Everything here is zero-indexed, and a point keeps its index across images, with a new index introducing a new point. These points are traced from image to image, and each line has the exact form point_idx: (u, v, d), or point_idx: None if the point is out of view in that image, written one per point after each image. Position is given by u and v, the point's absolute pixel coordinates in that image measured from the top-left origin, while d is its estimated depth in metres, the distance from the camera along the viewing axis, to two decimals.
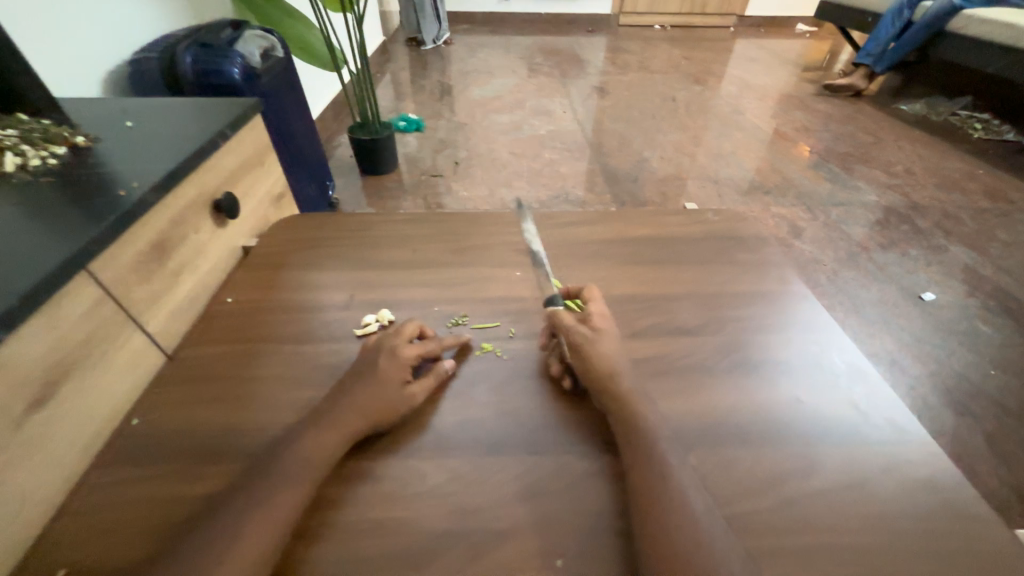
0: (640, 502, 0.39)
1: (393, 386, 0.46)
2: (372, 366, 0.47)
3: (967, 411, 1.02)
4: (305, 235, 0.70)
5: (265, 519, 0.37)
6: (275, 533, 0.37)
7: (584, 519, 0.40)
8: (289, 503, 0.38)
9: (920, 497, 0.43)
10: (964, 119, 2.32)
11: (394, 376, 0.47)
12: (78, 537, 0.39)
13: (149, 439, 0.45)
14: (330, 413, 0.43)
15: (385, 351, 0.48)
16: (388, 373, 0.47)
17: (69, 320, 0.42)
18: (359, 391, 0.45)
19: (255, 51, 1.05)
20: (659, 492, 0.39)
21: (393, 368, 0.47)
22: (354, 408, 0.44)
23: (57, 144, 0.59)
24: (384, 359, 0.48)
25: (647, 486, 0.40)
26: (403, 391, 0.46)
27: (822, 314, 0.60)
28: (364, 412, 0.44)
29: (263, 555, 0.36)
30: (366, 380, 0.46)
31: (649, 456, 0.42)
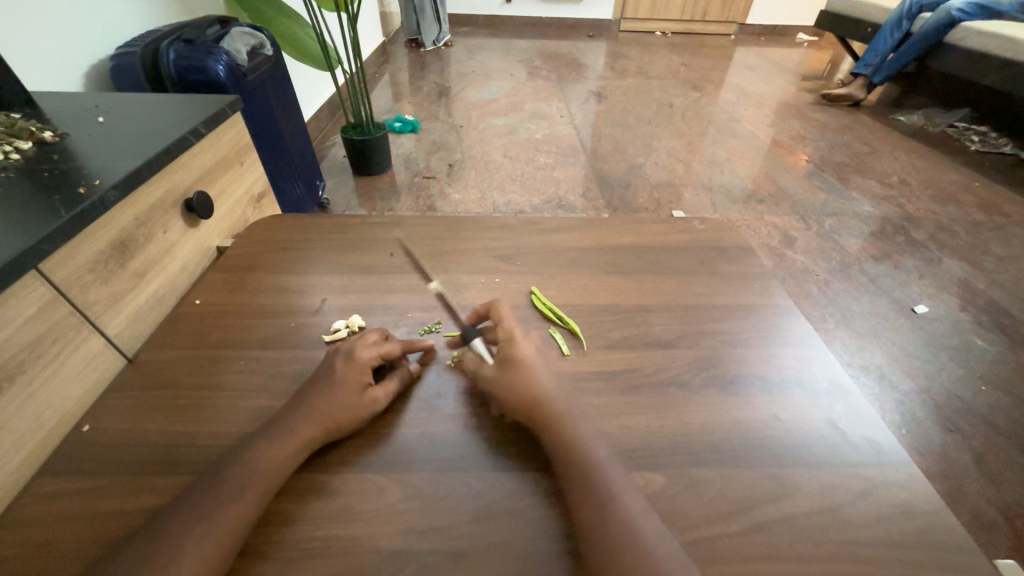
0: (598, 526, 0.38)
1: (350, 389, 0.45)
2: (329, 369, 0.47)
3: (955, 428, 1.01)
4: (281, 236, 0.69)
5: (210, 532, 0.36)
6: (217, 549, 0.36)
7: (542, 541, 0.39)
8: (235, 517, 0.37)
9: (895, 523, 0.41)
10: (961, 131, 2.32)
11: (352, 379, 0.46)
12: (13, 550, 0.37)
13: (99, 448, 0.43)
14: (283, 418, 0.43)
15: (343, 353, 0.48)
16: (345, 374, 0.46)
17: (14, 323, 0.41)
18: (316, 394, 0.45)
19: (242, 49, 1.04)
20: (619, 514, 0.38)
21: (350, 371, 0.47)
22: (308, 414, 0.43)
23: (22, 139, 0.57)
24: (341, 361, 0.47)
25: (607, 507, 0.38)
26: (360, 395, 0.45)
27: (804, 327, 0.58)
28: (320, 417, 0.43)
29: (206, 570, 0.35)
30: (323, 383, 0.46)
31: (609, 476, 0.40)
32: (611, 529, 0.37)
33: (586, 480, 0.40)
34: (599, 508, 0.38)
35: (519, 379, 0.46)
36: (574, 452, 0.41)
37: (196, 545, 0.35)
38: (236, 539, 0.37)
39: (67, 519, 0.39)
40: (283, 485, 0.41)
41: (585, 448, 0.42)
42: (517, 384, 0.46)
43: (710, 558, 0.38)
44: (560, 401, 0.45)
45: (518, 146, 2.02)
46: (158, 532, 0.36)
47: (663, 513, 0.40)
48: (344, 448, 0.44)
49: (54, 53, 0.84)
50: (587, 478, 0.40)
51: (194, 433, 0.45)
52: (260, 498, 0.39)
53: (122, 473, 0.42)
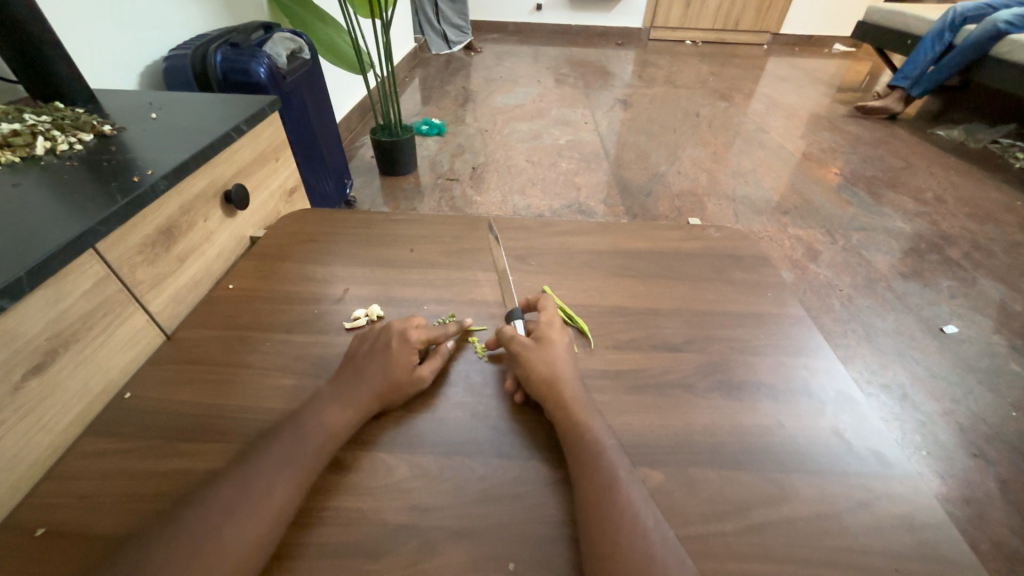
0: (592, 512, 0.39)
1: (404, 368, 0.49)
2: (385, 346, 0.50)
3: (980, 452, 0.97)
4: (310, 229, 0.72)
5: (257, 511, 0.38)
6: (259, 532, 0.37)
7: (539, 526, 0.40)
8: (272, 499, 0.39)
9: (896, 535, 0.41)
10: (1005, 147, 2.22)
11: (405, 358, 0.50)
12: (58, 500, 0.41)
13: (138, 414, 0.48)
14: (348, 388, 0.47)
15: (396, 332, 0.51)
16: (399, 353, 0.50)
17: (74, 295, 0.45)
18: (373, 369, 0.48)
19: (282, 52, 1.10)
20: (611, 504, 0.39)
21: (403, 350, 0.50)
22: (370, 385, 0.47)
23: (85, 131, 0.63)
24: (396, 341, 0.51)
25: (601, 497, 0.40)
26: (413, 372, 0.49)
27: (816, 338, 0.58)
28: (379, 389, 0.47)
29: (247, 549, 0.36)
30: (379, 358, 0.49)
31: (609, 468, 0.42)
32: (604, 518, 0.38)
33: (586, 470, 0.41)
34: (594, 496, 0.40)
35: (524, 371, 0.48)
36: (576, 443, 0.43)
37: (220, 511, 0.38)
38: (281, 523, 0.38)
39: (107, 476, 0.43)
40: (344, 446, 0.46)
41: (585, 439, 0.43)
42: (561, 360, 0.50)
43: (702, 553, 0.39)
44: (564, 396, 0.47)
45: (541, 151, 2.04)
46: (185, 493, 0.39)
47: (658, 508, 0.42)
48: (356, 427, 0.47)
49: (116, 54, 0.91)
50: (585, 468, 0.42)
51: (222, 406, 0.48)
52: (297, 487, 0.40)
53: (157, 438, 0.45)
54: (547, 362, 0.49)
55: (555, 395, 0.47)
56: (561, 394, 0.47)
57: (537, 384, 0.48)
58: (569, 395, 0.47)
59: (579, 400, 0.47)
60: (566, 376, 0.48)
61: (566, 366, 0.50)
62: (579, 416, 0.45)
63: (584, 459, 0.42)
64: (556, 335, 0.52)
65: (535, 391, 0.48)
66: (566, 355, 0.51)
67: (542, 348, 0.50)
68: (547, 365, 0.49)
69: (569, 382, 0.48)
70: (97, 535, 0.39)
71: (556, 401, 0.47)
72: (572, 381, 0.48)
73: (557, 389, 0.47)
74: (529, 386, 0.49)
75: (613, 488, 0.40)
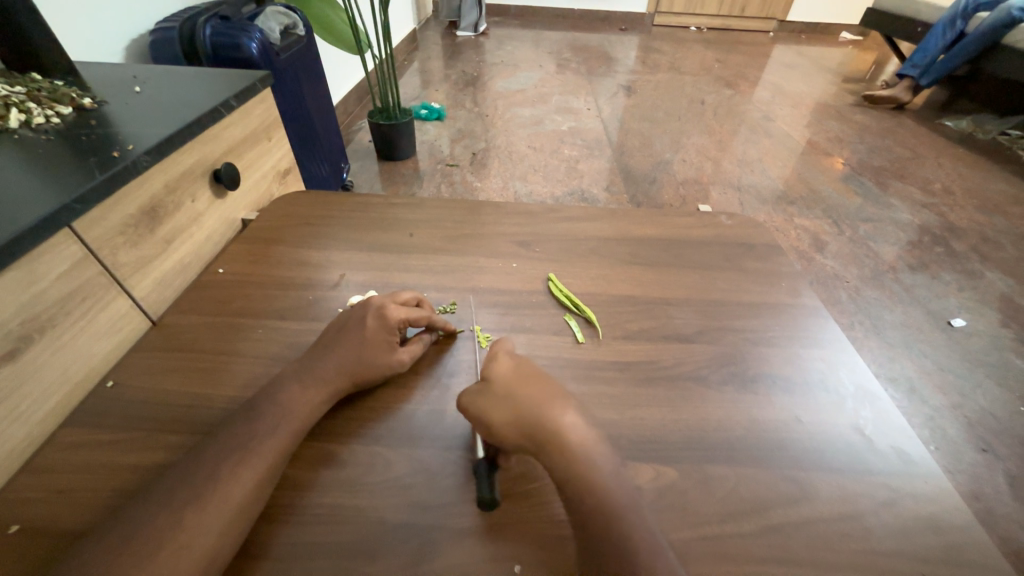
0: (602, 551, 0.35)
1: (379, 347, 0.47)
2: (361, 323, 0.48)
3: (989, 447, 0.96)
4: (305, 212, 0.69)
5: (223, 503, 0.36)
6: (241, 524, 0.36)
7: (548, 538, 0.37)
8: (235, 496, 0.36)
9: (920, 537, 0.39)
10: (1014, 139, 2.18)
11: (378, 338, 0.47)
12: (34, 495, 0.39)
13: (121, 404, 0.45)
14: (317, 364, 0.45)
15: (373, 309, 0.49)
16: (374, 332, 0.47)
17: (48, 277, 0.42)
18: (344, 347, 0.46)
19: (275, 27, 1.06)
20: (618, 508, 0.36)
21: (379, 329, 0.48)
22: (338, 365, 0.45)
23: (63, 104, 0.59)
24: (371, 319, 0.48)
25: (606, 499, 0.37)
26: (389, 353, 0.47)
27: (834, 330, 0.55)
28: (352, 368, 0.45)
29: (223, 543, 0.35)
30: (352, 337, 0.47)
31: (613, 468, 0.38)
32: (613, 556, 0.34)
33: (592, 497, 0.37)
34: (605, 510, 0.36)
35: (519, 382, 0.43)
36: (578, 475, 0.38)
37: (205, 518, 0.35)
38: (250, 518, 0.36)
39: (87, 470, 0.40)
40: (316, 429, 0.44)
41: (589, 468, 0.38)
42: (520, 388, 0.42)
43: (717, 555, 0.37)
44: (545, 426, 0.39)
45: (543, 137, 2.00)
46: (169, 491, 0.36)
47: (671, 507, 0.39)
48: (352, 419, 0.45)
49: (98, 25, 0.86)
50: (592, 497, 0.37)
51: (209, 397, 0.46)
52: None
53: (141, 430, 0.43)
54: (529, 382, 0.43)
55: (531, 432, 0.40)
56: (539, 427, 0.39)
57: (510, 427, 0.40)
58: (559, 424, 0.39)
59: (578, 414, 0.41)
60: (531, 411, 0.40)
61: (549, 386, 0.43)
62: (572, 444, 0.39)
63: (590, 487, 0.37)
64: (505, 363, 0.45)
65: (508, 438, 0.40)
66: (523, 380, 0.43)
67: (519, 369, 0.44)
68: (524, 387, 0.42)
69: (540, 412, 0.40)
70: (76, 533, 0.36)
71: (535, 437, 0.39)
72: (549, 409, 0.40)
73: (531, 421, 0.40)
74: (493, 436, 0.40)
75: (623, 519, 0.36)
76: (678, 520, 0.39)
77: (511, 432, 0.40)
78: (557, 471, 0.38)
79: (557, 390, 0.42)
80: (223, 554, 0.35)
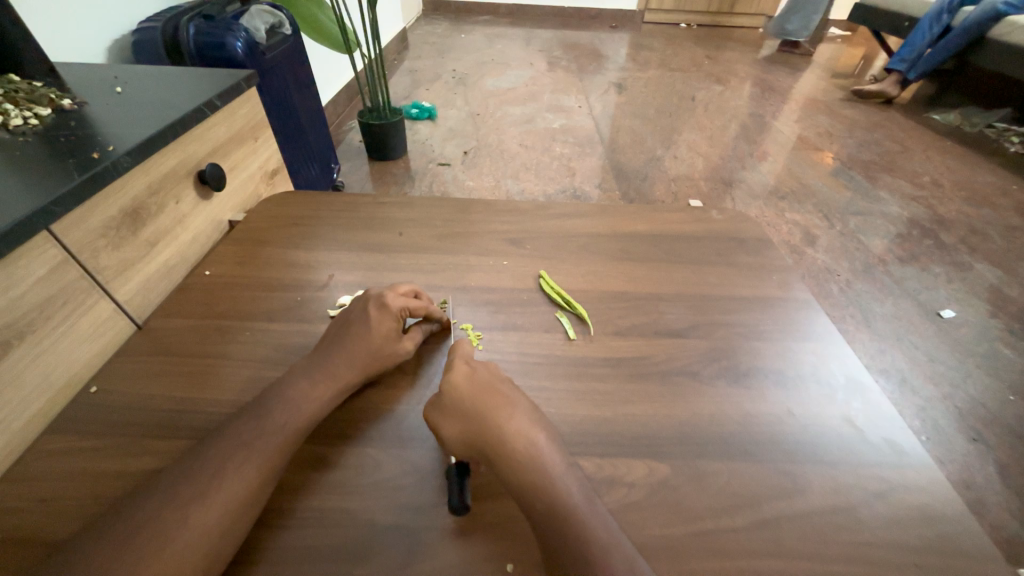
0: (554, 553, 0.34)
1: (384, 336, 0.47)
2: (361, 316, 0.48)
3: (980, 437, 0.97)
4: (293, 213, 0.68)
5: (218, 505, 0.35)
6: (232, 530, 0.35)
7: (512, 537, 0.37)
8: (234, 495, 0.36)
9: (911, 527, 0.39)
10: (1000, 132, 2.21)
11: (380, 326, 0.48)
12: (16, 505, 0.38)
13: (105, 410, 0.44)
14: (319, 364, 0.45)
15: (373, 299, 0.49)
16: (376, 322, 0.48)
17: (27, 282, 0.41)
18: (350, 343, 0.46)
19: (261, 27, 1.04)
20: (574, 514, 0.36)
21: (382, 318, 0.48)
22: (343, 359, 0.45)
23: (41, 105, 0.58)
24: (373, 310, 0.48)
25: (562, 507, 0.36)
26: (394, 345, 0.48)
27: (825, 323, 0.55)
28: (356, 364, 0.45)
29: (211, 550, 0.34)
30: (357, 331, 0.47)
31: (564, 477, 0.37)
32: (565, 558, 0.34)
33: (542, 500, 0.36)
34: (560, 512, 0.36)
35: (477, 386, 0.41)
36: (530, 482, 0.37)
37: (192, 525, 0.34)
38: (244, 522, 0.36)
39: (70, 477, 0.39)
40: (318, 428, 0.43)
41: (536, 472, 0.37)
42: (471, 398, 0.41)
43: (711, 551, 0.37)
44: (492, 434, 0.38)
45: (535, 135, 1.99)
46: (160, 496, 0.36)
47: (664, 503, 0.39)
48: (346, 420, 0.44)
49: (78, 25, 0.84)
50: (540, 500, 0.36)
51: (197, 400, 0.45)
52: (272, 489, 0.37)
53: (125, 435, 0.42)
54: (485, 388, 0.41)
55: (478, 443, 0.39)
56: (486, 436, 0.39)
57: (461, 440, 0.39)
58: (505, 435, 0.39)
59: (527, 419, 0.40)
60: (477, 420, 0.39)
61: (500, 395, 0.41)
62: (518, 450, 0.38)
63: (539, 490, 0.36)
64: (457, 370, 0.43)
65: (460, 452, 0.39)
66: (474, 388, 0.41)
67: (482, 373, 0.43)
68: (477, 394, 0.41)
69: (485, 422, 0.39)
70: (59, 542, 0.36)
71: (483, 447, 0.38)
72: (495, 416, 0.39)
73: (478, 431, 0.39)
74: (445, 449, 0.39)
75: (573, 518, 0.35)
76: (672, 515, 0.39)
77: (461, 445, 0.39)
78: (507, 478, 0.38)
79: (507, 395, 0.41)
80: (215, 561, 0.34)
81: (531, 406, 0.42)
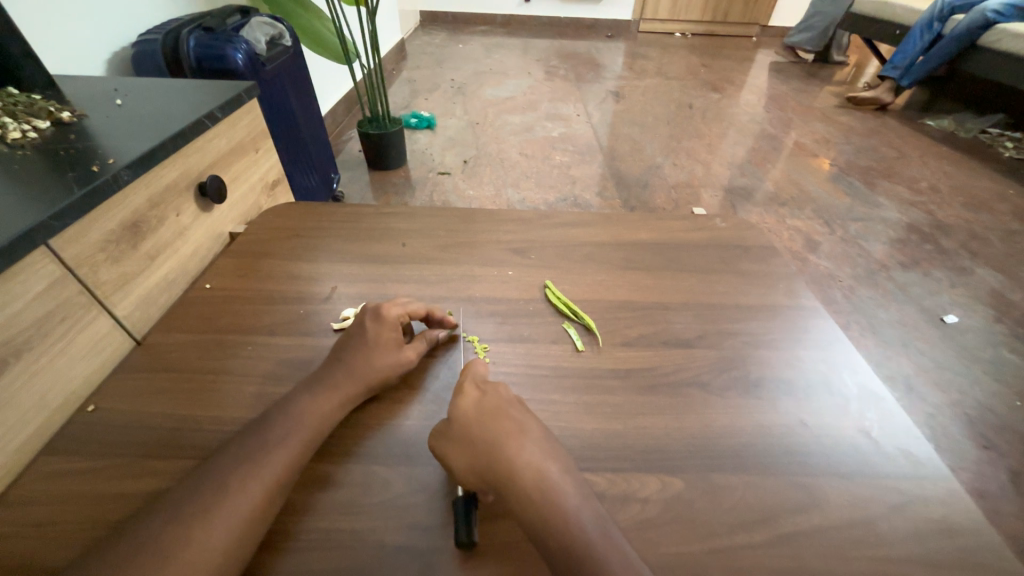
0: None
1: (384, 346, 0.47)
2: (360, 328, 0.48)
3: (990, 444, 0.96)
4: (294, 225, 0.67)
5: (221, 529, 0.34)
6: (235, 554, 0.34)
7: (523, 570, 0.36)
8: (237, 517, 0.35)
9: (932, 542, 0.38)
10: (994, 137, 2.23)
11: (384, 337, 0.47)
12: (10, 529, 0.36)
13: (103, 428, 0.43)
14: (321, 378, 0.44)
15: (369, 312, 0.49)
16: (375, 333, 0.47)
17: (24, 299, 0.41)
18: (350, 355, 0.46)
19: (261, 38, 1.04)
20: (589, 551, 0.34)
21: (380, 329, 0.48)
22: (347, 372, 0.44)
23: (40, 118, 0.57)
24: (370, 320, 0.48)
25: (576, 542, 0.34)
26: (394, 351, 0.47)
27: (834, 331, 0.55)
28: (357, 376, 0.44)
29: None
30: (355, 342, 0.47)
31: (578, 510, 0.36)
32: None
33: (555, 536, 0.35)
34: (574, 548, 0.34)
35: (486, 413, 0.40)
36: (542, 517, 0.35)
37: (193, 551, 0.33)
38: (246, 545, 0.35)
39: (67, 499, 0.38)
40: (322, 446, 0.42)
41: (548, 506, 0.36)
42: (479, 426, 0.39)
43: (729, 569, 0.36)
44: (502, 465, 0.37)
45: (534, 144, 2.00)
46: (160, 519, 0.34)
47: (679, 519, 0.38)
48: (350, 435, 0.43)
49: (78, 38, 0.84)
50: (553, 535, 0.35)
51: (198, 417, 0.44)
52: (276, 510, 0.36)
53: (123, 455, 0.41)
54: (493, 415, 0.40)
55: (486, 474, 0.37)
56: (495, 467, 0.37)
57: (469, 472, 0.37)
58: (515, 466, 0.37)
59: (537, 448, 0.38)
60: (485, 451, 0.38)
61: (509, 421, 0.40)
62: (528, 482, 0.36)
63: (551, 525, 0.35)
64: (466, 396, 0.41)
65: (468, 482, 0.38)
66: (483, 415, 0.40)
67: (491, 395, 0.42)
68: (486, 422, 0.39)
69: (493, 452, 0.38)
70: (56, 569, 0.35)
71: (492, 479, 0.37)
72: (504, 445, 0.38)
73: (487, 462, 0.37)
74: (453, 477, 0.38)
75: (588, 554, 0.34)
76: (688, 532, 0.38)
77: (469, 475, 0.37)
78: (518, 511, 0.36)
79: (517, 421, 0.40)
80: None
81: (542, 433, 0.40)
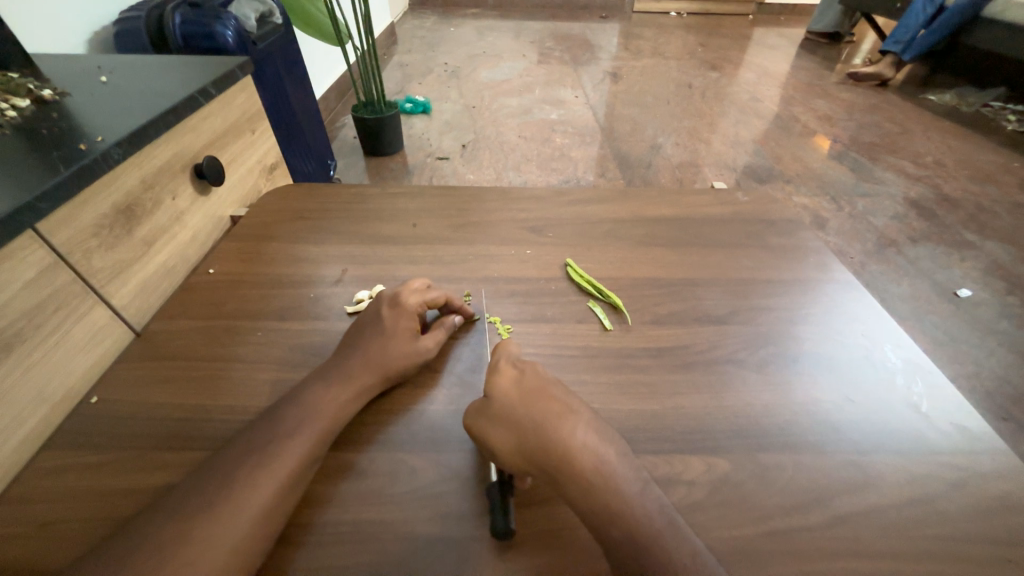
0: None
1: (401, 335, 0.44)
2: (375, 316, 0.45)
3: (1009, 416, 0.95)
4: (298, 206, 0.64)
5: (240, 526, 0.31)
6: (256, 552, 0.31)
7: (577, 559, 0.33)
8: (257, 513, 0.32)
9: (996, 518, 0.36)
10: (997, 110, 2.21)
11: (402, 325, 0.44)
12: (12, 534, 0.34)
13: (107, 424, 0.40)
14: (337, 366, 0.41)
15: (387, 300, 0.46)
16: (392, 321, 0.44)
17: (12, 287, 0.37)
18: (367, 344, 0.43)
19: (251, 15, 0.99)
20: (655, 542, 0.32)
21: (397, 317, 0.45)
22: (365, 360, 0.42)
23: (19, 97, 0.53)
24: (387, 309, 0.45)
25: (640, 530, 0.32)
26: (413, 342, 0.44)
27: (870, 304, 0.53)
28: (375, 364, 0.41)
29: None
30: (372, 331, 0.44)
31: (639, 496, 0.33)
32: None
33: (616, 525, 0.32)
34: (638, 537, 0.32)
35: (529, 393, 0.38)
36: (600, 504, 0.33)
37: (211, 552, 0.30)
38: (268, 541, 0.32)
39: (73, 499, 0.35)
40: (343, 435, 0.39)
41: (607, 491, 0.33)
42: (524, 408, 0.37)
43: (788, 552, 0.34)
44: (552, 448, 0.35)
45: (533, 126, 1.96)
46: (173, 519, 0.32)
47: (730, 502, 0.36)
48: (372, 424, 0.40)
49: (55, 14, 0.79)
50: (615, 523, 0.32)
51: (208, 409, 0.41)
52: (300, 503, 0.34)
53: (130, 451, 0.38)
54: (537, 396, 0.38)
55: (535, 457, 0.35)
56: (546, 450, 0.35)
57: (516, 455, 0.35)
58: (569, 450, 0.35)
59: (590, 431, 0.36)
60: (534, 433, 0.35)
61: (557, 403, 0.37)
62: (586, 468, 0.34)
63: (610, 511, 0.33)
64: (503, 377, 0.39)
65: (515, 466, 0.35)
66: (526, 396, 0.37)
67: (529, 377, 0.39)
68: (531, 404, 0.37)
69: (542, 434, 0.35)
70: None
71: (544, 463, 0.35)
72: (553, 428, 0.36)
73: (536, 445, 0.35)
74: (494, 460, 0.36)
75: (655, 543, 0.32)
76: (739, 514, 0.36)
77: (516, 459, 0.35)
78: (573, 498, 0.34)
79: (564, 403, 0.37)
80: None
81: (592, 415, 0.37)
